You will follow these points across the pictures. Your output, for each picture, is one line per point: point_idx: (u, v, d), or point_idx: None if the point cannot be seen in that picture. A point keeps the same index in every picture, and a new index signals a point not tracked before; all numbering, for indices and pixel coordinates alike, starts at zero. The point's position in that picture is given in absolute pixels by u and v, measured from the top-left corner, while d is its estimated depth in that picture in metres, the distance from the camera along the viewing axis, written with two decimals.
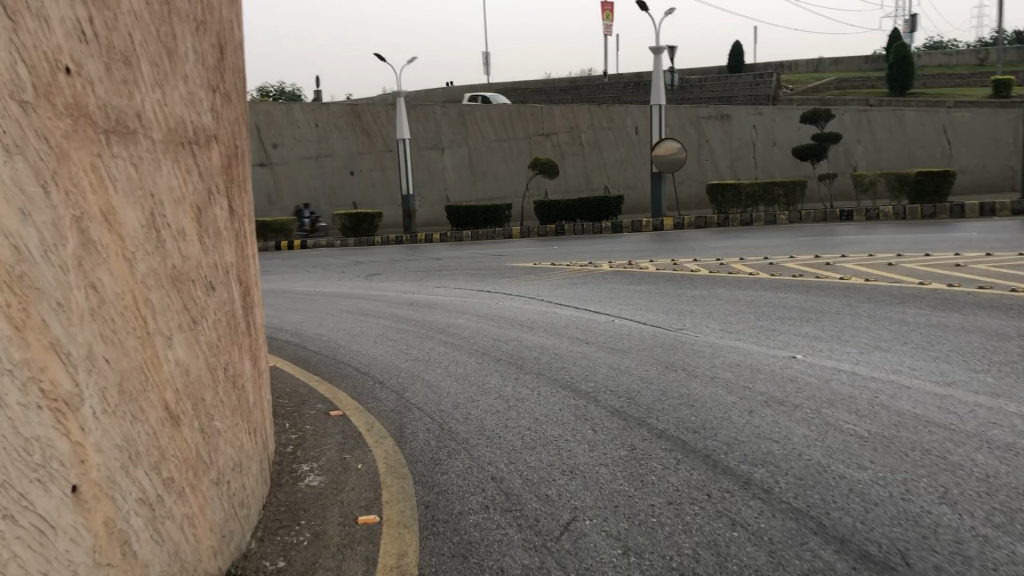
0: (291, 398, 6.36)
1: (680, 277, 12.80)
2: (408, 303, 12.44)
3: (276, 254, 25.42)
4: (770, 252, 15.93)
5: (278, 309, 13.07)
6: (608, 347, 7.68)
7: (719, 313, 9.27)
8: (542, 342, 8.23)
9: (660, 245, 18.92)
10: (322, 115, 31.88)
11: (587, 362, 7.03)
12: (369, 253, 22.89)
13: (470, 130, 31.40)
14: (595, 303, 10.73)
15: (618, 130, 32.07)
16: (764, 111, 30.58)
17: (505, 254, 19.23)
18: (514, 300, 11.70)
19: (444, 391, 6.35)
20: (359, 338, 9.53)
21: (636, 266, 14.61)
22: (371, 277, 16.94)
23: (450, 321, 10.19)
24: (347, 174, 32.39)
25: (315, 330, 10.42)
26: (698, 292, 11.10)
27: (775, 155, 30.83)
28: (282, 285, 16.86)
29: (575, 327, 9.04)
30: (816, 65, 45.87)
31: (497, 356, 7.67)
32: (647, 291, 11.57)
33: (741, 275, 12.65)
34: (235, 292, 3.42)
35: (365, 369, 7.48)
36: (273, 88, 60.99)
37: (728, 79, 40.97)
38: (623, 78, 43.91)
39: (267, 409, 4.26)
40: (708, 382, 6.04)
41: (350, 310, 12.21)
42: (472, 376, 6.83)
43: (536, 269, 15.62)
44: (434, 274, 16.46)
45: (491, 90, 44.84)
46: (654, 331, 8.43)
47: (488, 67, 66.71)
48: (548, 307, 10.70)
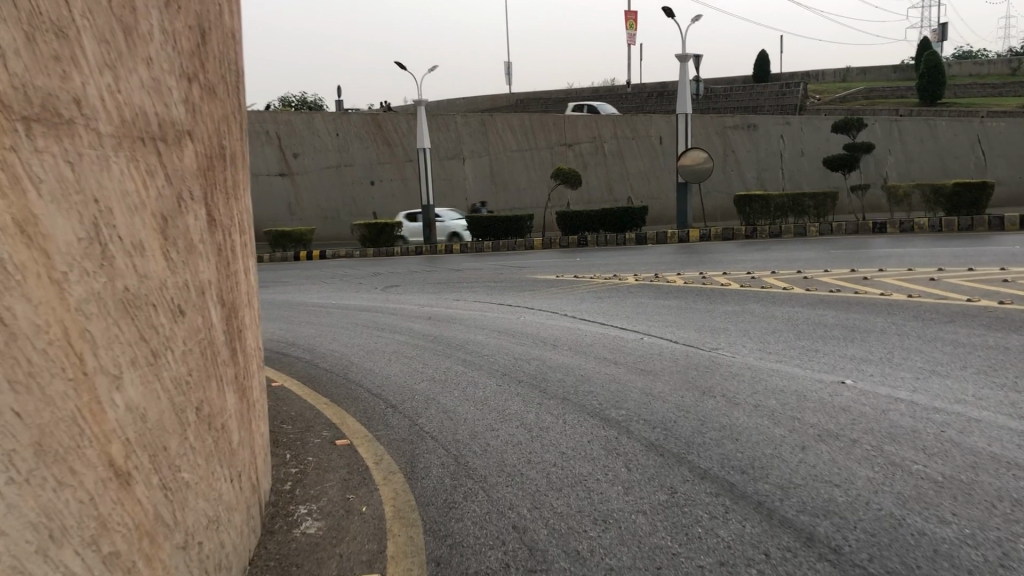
0: (296, 425, 5.87)
1: (710, 291, 12.23)
2: (426, 317, 11.96)
3: (294, 264, 25.08)
4: (802, 265, 15.31)
5: (291, 322, 12.66)
6: (639, 368, 7.13)
7: (754, 332, 8.71)
8: (567, 362, 7.70)
9: (686, 257, 18.35)
10: (343, 124, 31.65)
11: (616, 385, 6.49)
12: (387, 264, 22.49)
13: (492, 139, 31.05)
14: (622, 319, 10.20)
15: (642, 140, 31.36)
16: (791, 121, 29.78)
17: (526, 266, 18.74)
18: (537, 315, 11.19)
19: (461, 417, 5.84)
20: (374, 355, 9.05)
21: (663, 280, 14.07)
22: (389, 289, 16.50)
23: (469, 338, 9.68)
24: (367, 184, 32.06)
25: (327, 346, 9.96)
26: (731, 308, 10.53)
27: (803, 166, 29.86)
28: (298, 297, 16.44)
29: (602, 345, 8.49)
30: (844, 75, 45.25)
31: (518, 377, 7.15)
32: (675, 306, 11.02)
33: (775, 290, 12.08)
34: (216, 315, 2.93)
35: (377, 391, 6.98)
36: (296, 98, 61.21)
37: (754, 88, 40.34)
38: (647, 88, 43.46)
39: (258, 445, 3.77)
40: (751, 411, 5.49)
41: (365, 324, 11.78)
42: (492, 400, 6.31)
43: (559, 282, 15.11)
44: (454, 286, 15.98)
45: (514, 99, 44.54)
46: (687, 350, 7.88)
47: (510, 78, 66.57)
48: (572, 324, 10.17)
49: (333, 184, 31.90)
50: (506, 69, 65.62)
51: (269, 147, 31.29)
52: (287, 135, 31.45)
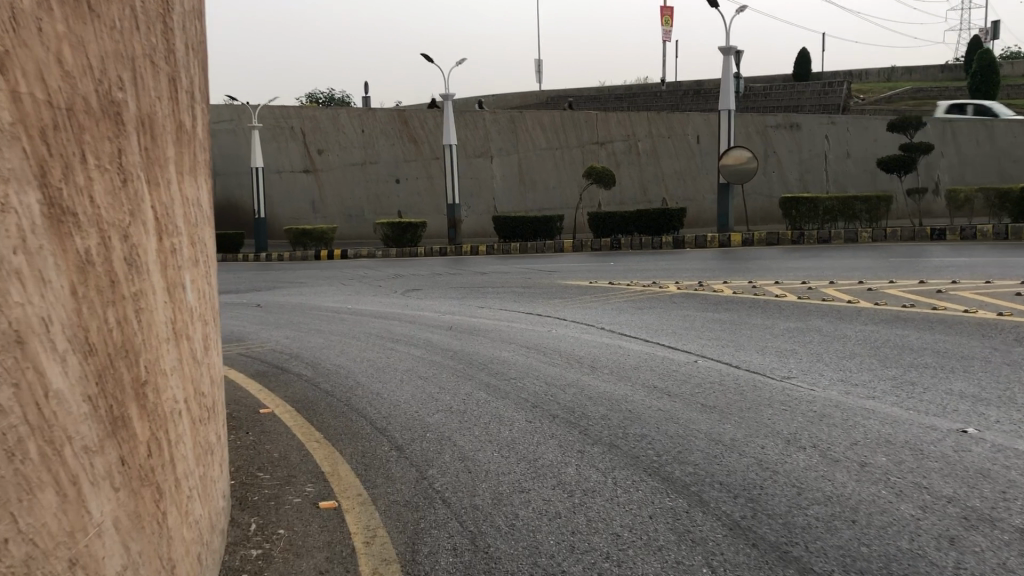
0: (275, 474, 4.68)
1: (762, 305, 11.00)
2: (446, 327, 10.74)
3: (315, 264, 24.00)
4: (860, 275, 13.90)
5: (300, 330, 11.51)
6: (698, 404, 5.86)
7: (829, 356, 7.41)
8: (612, 391, 6.45)
9: (729, 264, 16.98)
10: (369, 120, 30.69)
11: (675, 428, 5.24)
12: (411, 265, 21.38)
13: (521, 137, 30.05)
14: (669, 336, 9.00)
15: (679, 139, 29.88)
16: (837, 121, 28.37)
17: (557, 270, 17.49)
18: (569, 328, 9.96)
19: (480, 469, 4.63)
20: (383, 374, 7.84)
21: (710, 289, 12.81)
22: (408, 293, 15.30)
23: (493, 355, 8.44)
24: (392, 182, 30.93)
25: (333, 361, 8.75)
26: (793, 325, 9.30)
27: (848, 168, 28.55)
28: (310, 301, 15.28)
29: (650, 370, 7.22)
30: (888, 74, 43.67)
31: (551, 411, 5.92)
32: (728, 323, 9.77)
33: (837, 303, 10.83)
34: (68, 370, 1.77)
35: (381, 425, 5.77)
36: (323, 96, 61.18)
37: (795, 88, 38.77)
38: (681, 86, 42.14)
39: (183, 546, 2.59)
40: (855, 472, 4.26)
41: (380, 334, 10.60)
42: (519, 444, 5.08)
43: (592, 289, 13.84)
44: (478, 291, 14.76)
45: (545, 95, 43.34)
46: (756, 379, 6.63)
47: (541, 78, 65.43)
48: (611, 340, 8.92)
49: (358, 181, 30.93)
50: (538, 68, 64.17)
51: (294, 143, 30.83)
52: (312, 131, 30.76)
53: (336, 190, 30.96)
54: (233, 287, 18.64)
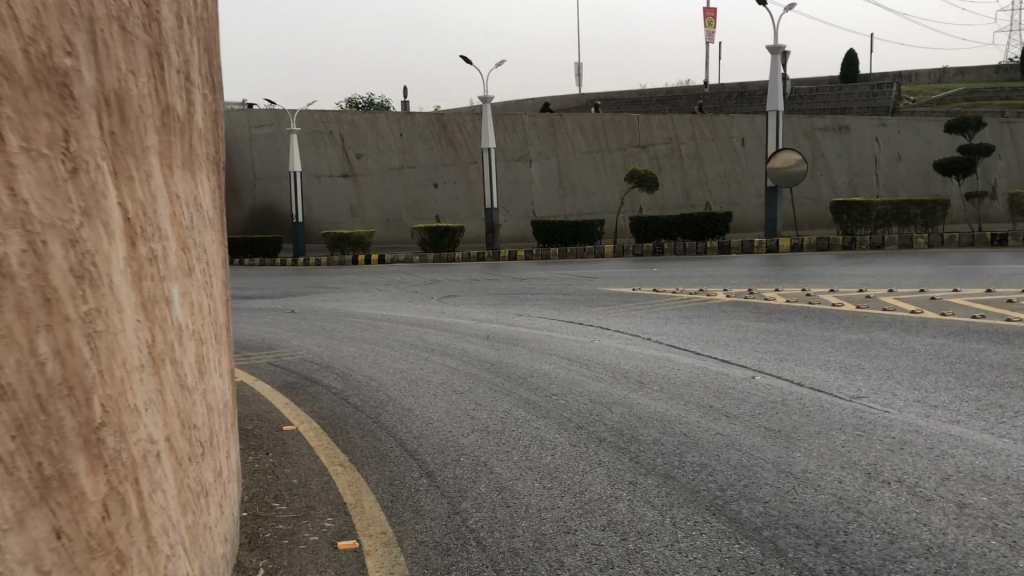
0: (293, 505, 4.21)
1: (818, 314, 10.38)
2: (483, 337, 10.24)
3: (352, 269, 23.68)
4: (920, 283, 13.16)
5: (333, 338, 11.11)
6: (762, 430, 5.29)
7: (900, 373, 6.78)
8: (665, 411, 5.90)
9: (777, 270, 16.30)
10: (408, 124, 30.44)
11: (739, 457, 4.68)
12: (449, 270, 20.96)
13: (561, 141, 29.57)
14: (721, 348, 8.43)
15: (723, 141, 29.13)
16: (887, 122, 27.56)
17: (599, 276, 16.94)
18: (613, 338, 9.43)
19: (520, 503, 4.11)
20: (416, 388, 7.35)
21: (760, 297, 12.19)
22: (445, 300, 14.86)
23: (532, 368, 7.93)
24: (430, 187, 30.55)
25: (364, 373, 8.30)
26: (853, 337, 8.68)
27: (900, 172, 27.73)
28: (344, 307, 14.91)
29: (704, 387, 6.65)
30: (939, 76, 42.46)
31: (597, 433, 5.38)
32: (784, 334, 9.17)
33: (899, 313, 10.19)
34: None
35: (411, 448, 5.28)
36: (362, 101, 61.20)
37: (843, 89, 37.64)
38: (724, 88, 41.31)
39: None
40: (955, 514, 3.66)
41: (414, 343, 10.16)
42: (563, 473, 4.56)
43: (635, 296, 13.28)
44: (516, 298, 14.27)
45: (586, 98, 42.77)
46: (823, 400, 6.05)
47: (580, 81, 64.75)
48: (660, 352, 8.36)
49: (396, 186, 30.65)
50: (577, 72, 63.54)
51: (332, 147, 30.69)
52: (351, 135, 30.69)
53: (375, 193, 30.73)
54: (268, 292, 18.37)
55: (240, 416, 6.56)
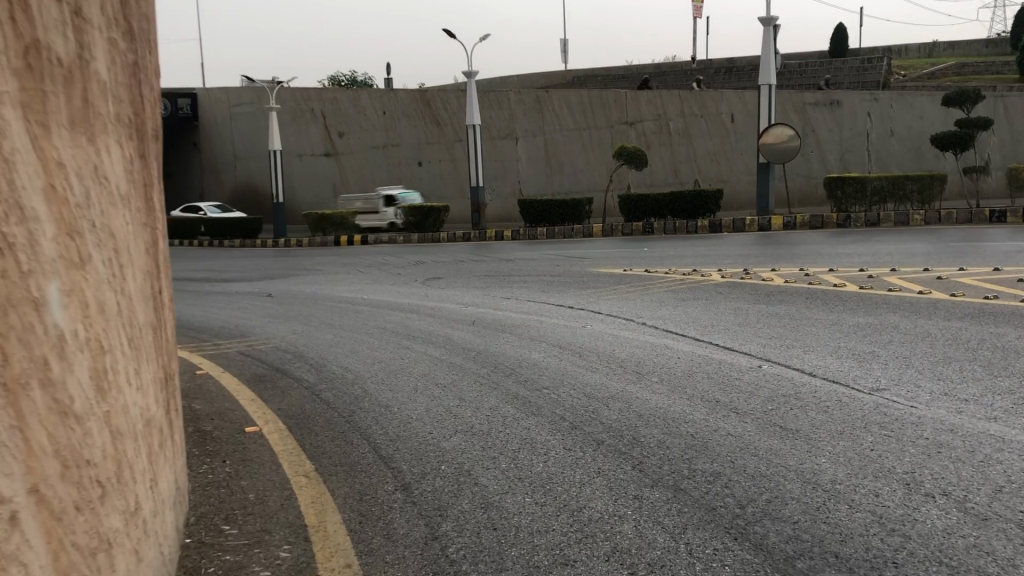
0: (247, 528, 3.63)
1: (820, 296, 9.86)
2: (469, 322, 9.66)
3: (334, 250, 22.99)
4: (921, 261, 12.66)
5: (310, 324, 10.50)
6: (779, 430, 4.74)
7: (921, 362, 6.24)
8: (667, 408, 5.31)
9: (770, 249, 15.77)
10: (390, 102, 29.64)
11: (756, 465, 4.12)
12: (434, 251, 20.33)
13: (547, 118, 29.02)
14: (722, 334, 7.88)
15: (712, 117, 28.31)
16: (880, 97, 27.00)
17: (588, 256, 16.38)
18: (606, 323, 8.86)
19: (508, 525, 3.54)
20: (395, 381, 6.77)
21: (757, 277, 11.66)
22: (429, 282, 14.25)
23: (520, 358, 7.35)
24: (415, 166, 29.74)
25: (340, 364, 7.69)
26: (862, 321, 8.15)
27: (891, 147, 27.14)
28: (323, 291, 14.25)
29: (707, 379, 6.08)
30: (930, 50, 41.96)
31: (594, 435, 4.80)
32: (786, 317, 8.64)
33: (904, 294, 9.68)
34: None
35: (386, 454, 4.70)
36: (345, 78, 60.17)
37: (833, 64, 37.02)
38: (712, 62, 40.65)
39: None
40: (1020, 539, 3.12)
41: (394, 329, 9.59)
42: (557, 485, 3.99)
43: (627, 277, 12.70)
44: (503, 280, 13.65)
45: (573, 74, 42.01)
46: (840, 393, 5.50)
47: (567, 58, 63.67)
48: (657, 339, 7.79)
49: (380, 165, 30.01)
50: (563, 47, 62.48)
51: (315, 126, 30.32)
52: (333, 113, 30.15)
53: (359, 172, 30.13)
54: (246, 275, 17.68)
55: (199, 416, 5.92)
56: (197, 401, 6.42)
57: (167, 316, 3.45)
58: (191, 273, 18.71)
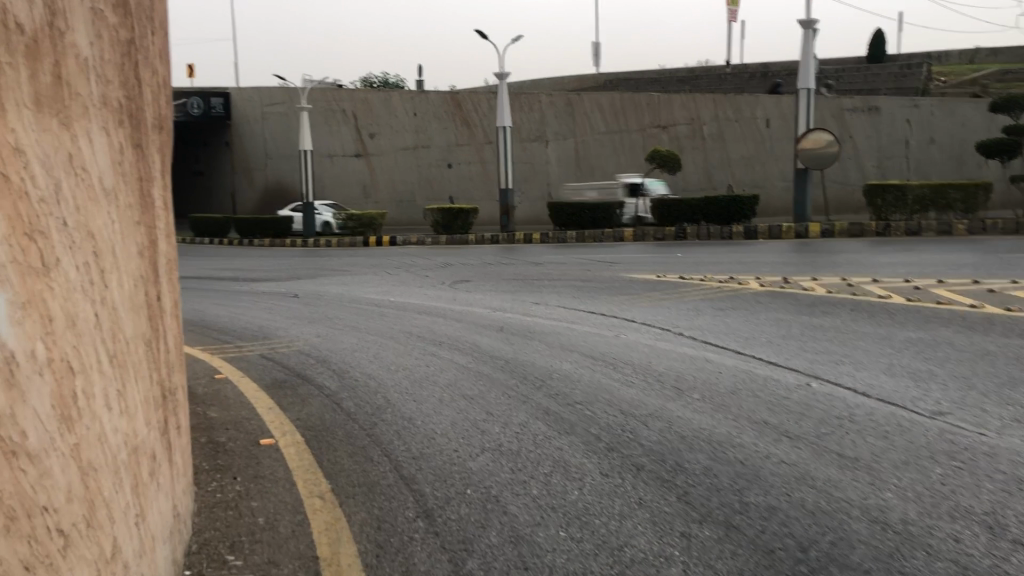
0: (253, 557, 3.29)
1: (866, 309, 9.39)
2: (498, 328, 9.32)
3: (361, 251, 22.74)
4: (970, 273, 12.12)
5: (334, 327, 10.19)
6: (835, 457, 4.34)
7: (984, 383, 5.79)
8: (712, 429, 4.93)
9: (809, 257, 15.27)
10: (421, 103, 29.44)
11: (815, 500, 3.73)
12: (462, 253, 19.97)
13: (579, 121, 28.64)
14: (765, 347, 7.46)
15: (747, 122, 27.87)
16: (921, 103, 26.33)
17: (620, 261, 15.96)
18: (641, 333, 8.47)
19: (542, 564, 3.18)
20: (420, 391, 6.43)
21: (797, 287, 11.20)
22: (457, 285, 13.91)
23: (550, 368, 6.98)
24: (444, 167, 29.63)
25: (363, 370, 7.37)
26: (915, 336, 7.68)
27: (932, 155, 26.58)
28: (348, 292, 13.96)
29: (753, 397, 5.66)
30: (972, 55, 41.07)
31: (632, 459, 4.43)
32: (833, 331, 8.18)
33: (956, 308, 9.18)
34: None
35: (407, 474, 4.37)
36: (376, 80, 60.16)
37: (871, 70, 36.24)
38: (747, 67, 40.02)
39: None
40: None
41: (418, 334, 9.26)
42: (594, 517, 3.62)
43: (660, 284, 12.30)
44: (532, 285, 13.28)
45: (605, 77, 41.54)
46: (899, 416, 5.07)
47: (599, 61, 63.03)
48: (697, 351, 7.38)
49: (410, 166, 29.77)
50: (594, 50, 61.98)
51: (345, 126, 29.95)
52: (363, 113, 29.88)
53: (388, 174, 29.96)
54: (272, 275, 17.44)
55: (211, 426, 5.59)
56: (212, 409, 6.11)
57: (168, 321, 3.14)
58: (217, 272, 18.51)
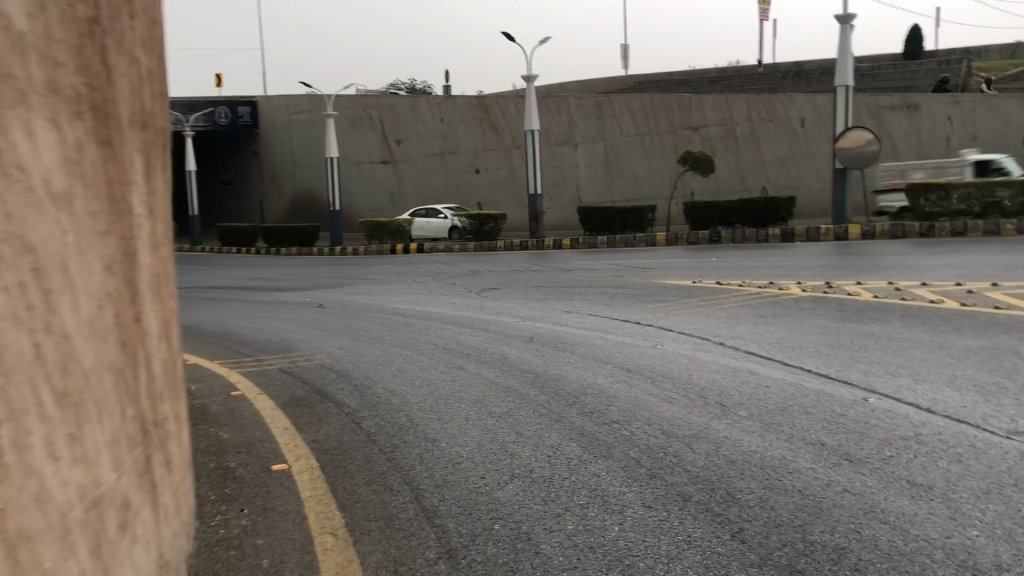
0: None
1: (917, 314, 8.88)
2: (528, 338, 8.93)
3: (389, 259, 22.45)
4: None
5: (358, 339, 9.84)
6: (906, 485, 3.88)
7: None
8: (764, 452, 4.49)
9: (850, 260, 14.72)
10: (448, 109, 29.15)
11: (890, 538, 3.28)
12: (490, 260, 19.60)
13: (608, 124, 28.26)
14: (813, 358, 6.97)
15: (782, 122, 27.27)
16: (962, 100, 25.59)
17: (653, 266, 15.50)
18: (678, 343, 8.02)
19: None
20: (445, 409, 6.02)
21: (841, 291, 10.68)
22: (485, 293, 13.55)
23: (584, 383, 6.54)
24: (472, 173, 29.29)
25: (386, 386, 6.99)
26: (975, 344, 7.17)
27: (974, 152, 25.81)
28: (375, 301, 13.65)
29: (805, 415, 5.20)
30: (1011, 50, 40.04)
31: (677, 488, 4.01)
32: (884, 338, 7.68)
33: (1015, 313, 8.62)
34: None
35: (430, 505, 3.98)
36: (404, 87, 60.08)
37: (907, 67, 35.39)
38: (779, 67, 39.31)
39: None
40: None
41: (444, 345, 8.89)
42: (637, 560, 3.21)
43: (696, 290, 11.83)
44: (563, 292, 12.87)
45: (633, 79, 41.04)
46: (970, 437, 4.58)
47: (628, 64, 62.35)
48: (740, 363, 6.91)
49: (437, 172, 29.52)
50: (622, 53, 61.43)
51: (372, 133, 29.84)
52: (391, 120, 29.73)
53: (416, 181, 29.77)
54: (298, 285, 17.19)
55: (222, 450, 5.24)
56: (225, 430, 5.76)
57: (154, 343, 2.79)
58: (243, 282, 18.29)
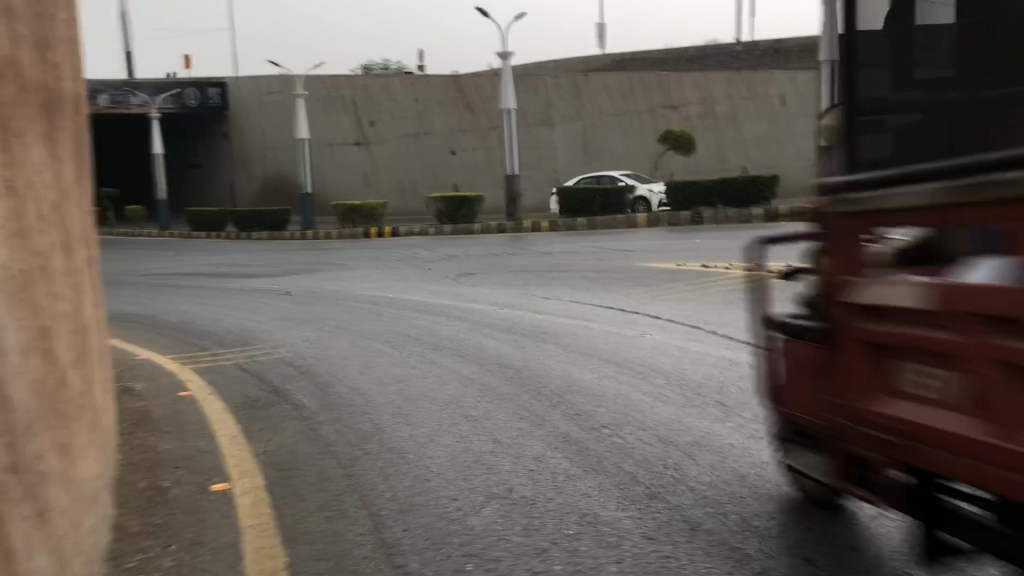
0: None
1: None
2: (505, 328, 8.29)
3: (362, 243, 21.68)
4: None
5: (323, 330, 9.17)
6: None
7: None
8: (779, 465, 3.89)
9: None
10: (422, 88, 28.36)
11: None
12: (467, 244, 18.94)
13: (585, 102, 27.38)
14: None
15: (762, 101, 27.18)
16: None
17: (635, 249, 14.91)
18: (666, 332, 7.42)
19: None
20: (413, 412, 5.37)
21: None
22: (461, 279, 12.90)
23: (568, 380, 5.92)
24: (447, 154, 28.63)
25: (349, 385, 6.33)
26: None
27: None
28: (345, 288, 12.95)
29: None
30: None
31: (681, 512, 3.41)
32: None
33: None
34: None
35: (389, 538, 3.34)
36: (379, 68, 59.21)
37: None
38: (757, 44, 38.78)
39: None
40: None
41: (415, 337, 8.25)
42: None
43: (682, 273, 11.24)
44: (544, 276, 12.24)
45: (611, 58, 40.41)
46: None
47: (602, 43, 61.95)
48: (736, 354, 6.33)
49: (411, 154, 28.73)
50: (597, 35, 60.99)
51: (345, 114, 28.77)
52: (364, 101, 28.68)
53: (390, 163, 28.92)
54: (265, 271, 16.42)
55: (157, 464, 4.58)
56: (167, 439, 5.10)
57: (16, 362, 2.14)
58: (209, 269, 17.48)
